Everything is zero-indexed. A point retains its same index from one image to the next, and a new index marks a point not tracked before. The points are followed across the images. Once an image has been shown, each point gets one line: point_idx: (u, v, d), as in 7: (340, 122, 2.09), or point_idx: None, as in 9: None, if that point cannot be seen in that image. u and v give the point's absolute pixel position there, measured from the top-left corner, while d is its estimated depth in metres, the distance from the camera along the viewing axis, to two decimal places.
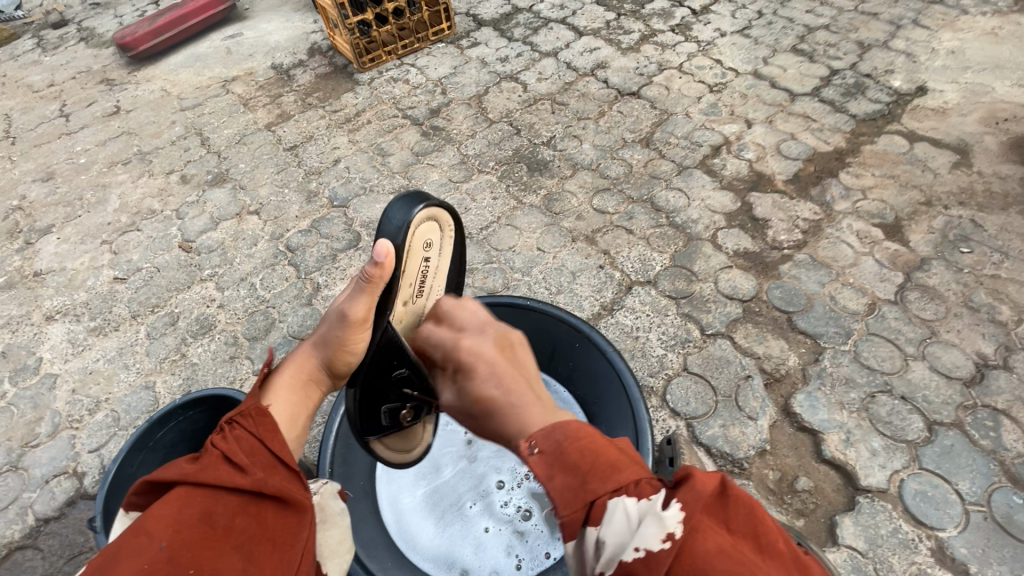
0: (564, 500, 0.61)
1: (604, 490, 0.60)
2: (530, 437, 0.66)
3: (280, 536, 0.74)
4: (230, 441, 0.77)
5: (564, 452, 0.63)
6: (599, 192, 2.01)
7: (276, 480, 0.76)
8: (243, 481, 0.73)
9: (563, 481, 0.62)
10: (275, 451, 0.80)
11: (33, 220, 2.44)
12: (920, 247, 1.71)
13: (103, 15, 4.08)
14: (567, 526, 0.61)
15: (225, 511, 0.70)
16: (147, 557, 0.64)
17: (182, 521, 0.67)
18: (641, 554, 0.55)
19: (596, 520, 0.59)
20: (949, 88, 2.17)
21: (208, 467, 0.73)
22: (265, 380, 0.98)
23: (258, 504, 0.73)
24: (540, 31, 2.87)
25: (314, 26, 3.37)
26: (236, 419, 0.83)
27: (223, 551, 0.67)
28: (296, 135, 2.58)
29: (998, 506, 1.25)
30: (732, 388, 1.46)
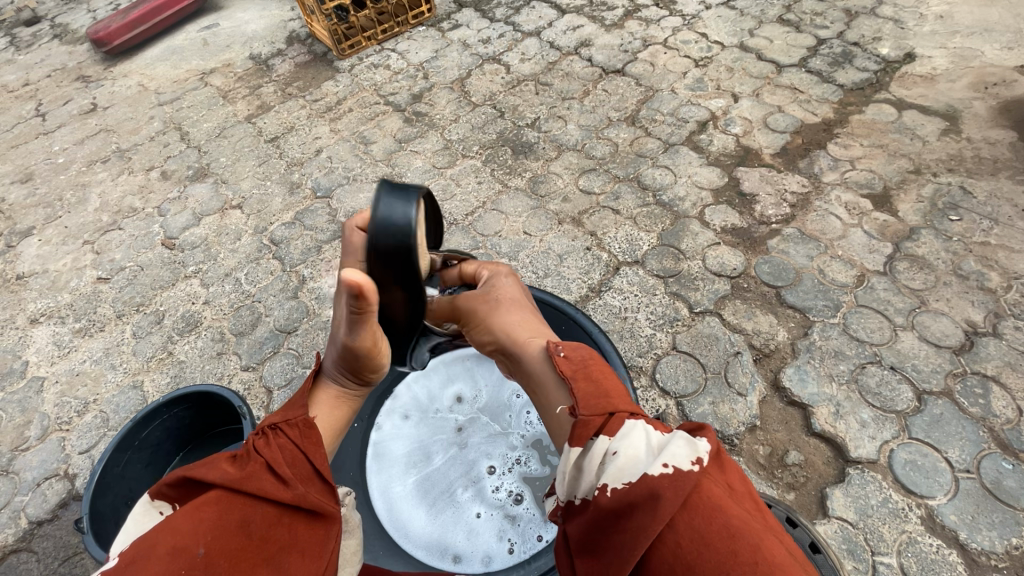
0: (586, 403, 0.74)
1: (623, 409, 0.73)
2: (560, 344, 0.87)
3: (312, 551, 0.69)
4: (275, 449, 0.73)
5: (587, 365, 0.82)
6: (585, 172, 1.98)
7: (314, 493, 0.72)
8: (285, 493, 0.69)
9: (586, 386, 0.77)
10: (317, 465, 0.76)
11: (13, 222, 2.40)
12: (910, 217, 1.69)
13: (76, 10, 3.98)
14: (581, 425, 0.71)
15: (263, 521, 0.65)
16: (183, 565, 0.57)
17: (220, 529, 0.62)
18: (669, 471, 0.61)
19: (612, 431, 0.69)
20: (937, 54, 2.14)
21: (252, 473, 0.68)
22: (307, 392, 0.88)
23: (295, 517, 0.68)
24: (522, 11, 2.81)
25: (292, 14, 3.29)
26: (281, 426, 0.78)
27: (259, 566, 0.62)
28: (277, 126, 2.53)
29: (987, 472, 1.25)
30: (722, 365, 1.46)
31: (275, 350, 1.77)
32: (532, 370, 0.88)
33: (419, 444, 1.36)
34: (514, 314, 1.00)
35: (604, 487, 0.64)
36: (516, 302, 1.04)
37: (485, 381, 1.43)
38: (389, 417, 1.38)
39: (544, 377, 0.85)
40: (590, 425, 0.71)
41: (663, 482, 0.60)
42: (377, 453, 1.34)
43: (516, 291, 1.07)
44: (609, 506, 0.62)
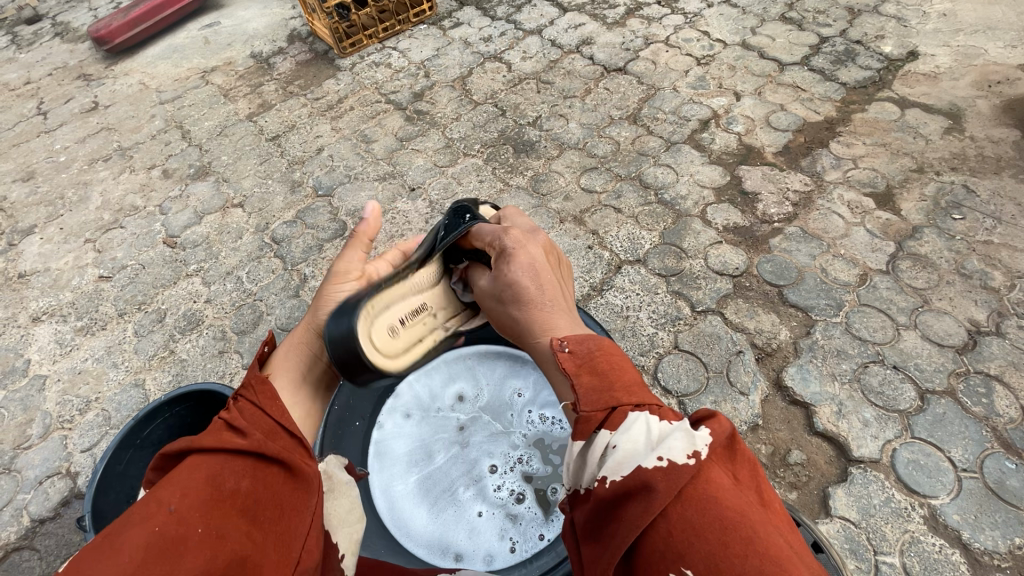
0: (587, 398, 0.71)
1: (627, 402, 0.69)
2: (566, 338, 0.81)
3: (286, 500, 0.71)
4: (234, 411, 0.77)
5: (594, 358, 0.77)
6: (586, 171, 1.98)
7: (277, 443, 0.75)
8: (243, 441, 0.71)
9: (590, 380, 0.73)
10: (276, 418, 0.79)
11: (15, 221, 2.40)
12: (912, 215, 1.68)
13: (77, 8, 3.98)
14: (582, 423, 0.69)
15: (232, 474, 0.67)
16: (157, 522, 0.59)
17: (190, 486, 0.63)
18: (663, 463, 0.59)
19: (613, 426, 0.67)
20: (940, 52, 2.13)
21: (212, 432, 0.71)
22: (264, 360, 1.01)
23: (264, 468, 0.71)
24: (523, 9, 2.80)
25: (293, 12, 3.29)
26: (239, 393, 0.82)
27: (232, 513, 0.64)
28: (278, 125, 2.52)
29: (990, 472, 1.25)
30: (724, 364, 1.45)
31: None
32: (543, 362, 0.86)
33: (420, 443, 1.36)
34: (526, 302, 0.92)
35: (602, 479, 0.63)
36: (532, 286, 0.93)
37: (486, 380, 1.43)
38: (391, 416, 1.39)
39: (550, 370, 0.82)
40: (591, 422, 0.68)
41: (656, 475, 0.59)
42: (379, 452, 1.34)
43: (529, 268, 0.95)
44: (607, 496, 0.62)
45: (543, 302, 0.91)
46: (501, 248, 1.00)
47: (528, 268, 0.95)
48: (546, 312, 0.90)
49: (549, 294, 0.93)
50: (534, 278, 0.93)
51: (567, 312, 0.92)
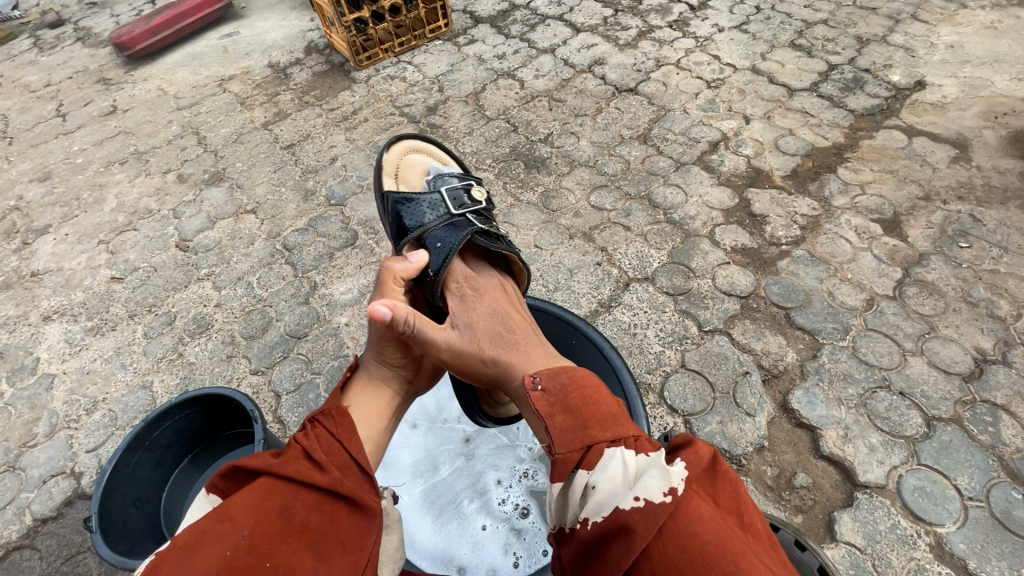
0: (563, 440, 0.86)
1: (602, 439, 0.85)
2: (538, 375, 0.97)
3: (348, 539, 0.81)
4: (312, 439, 0.88)
5: (568, 396, 0.91)
6: (597, 188, 2.01)
7: (348, 480, 0.86)
8: (321, 477, 0.83)
9: (563, 420, 0.88)
10: (351, 453, 0.90)
11: (30, 220, 2.43)
12: (919, 242, 1.70)
13: (100, 14, 4.07)
14: (560, 464, 0.85)
15: (300, 509, 0.79)
16: (230, 544, 0.73)
17: (263, 515, 0.77)
18: (640, 503, 0.73)
19: (591, 465, 0.82)
20: (947, 83, 2.17)
21: (290, 460, 0.84)
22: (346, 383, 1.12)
23: (331, 502, 0.83)
24: (537, 28, 2.86)
25: (311, 24, 3.36)
26: (318, 419, 0.93)
27: (300, 546, 0.76)
28: (293, 134, 2.57)
29: (997, 501, 1.24)
30: (730, 385, 1.46)
31: (285, 355, 1.78)
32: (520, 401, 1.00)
33: (426, 454, 1.36)
34: (504, 343, 1.06)
35: (585, 520, 0.79)
36: (501, 328, 1.10)
37: None
38: (397, 426, 1.40)
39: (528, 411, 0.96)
40: (567, 464, 0.84)
41: (635, 514, 0.73)
42: (385, 461, 1.36)
43: (495, 313, 1.14)
44: (589, 537, 0.77)
45: (514, 340, 1.07)
46: (465, 295, 1.19)
47: (492, 317, 1.12)
48: (518, 351, 1.05)
49: (519, 333, 1.10)
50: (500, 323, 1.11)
51: (533, 347, 1.06)
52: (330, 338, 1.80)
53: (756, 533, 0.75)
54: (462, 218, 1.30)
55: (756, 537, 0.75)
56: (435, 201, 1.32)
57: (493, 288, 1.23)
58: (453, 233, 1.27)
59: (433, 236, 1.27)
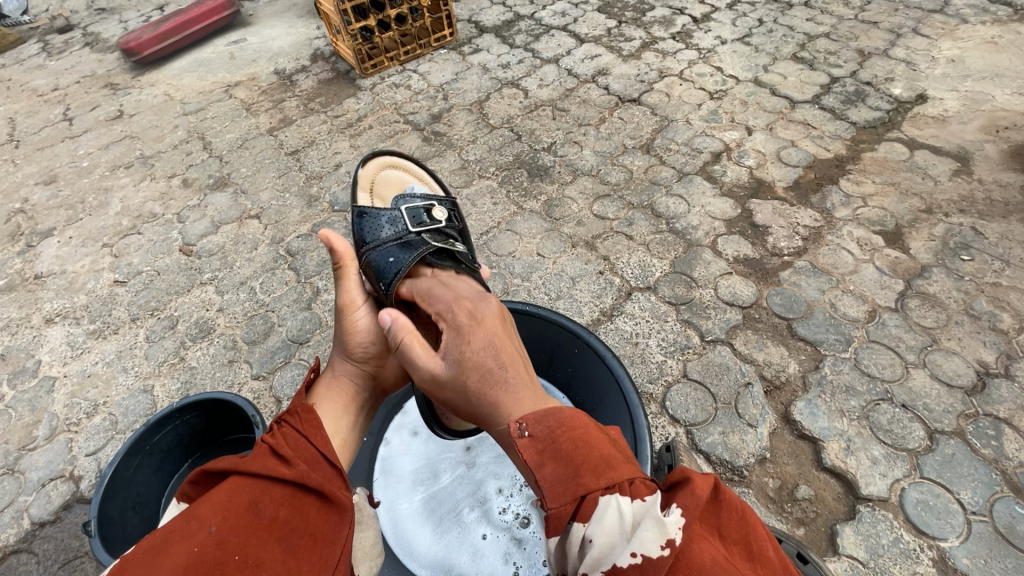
0: (555, 492, 0.80)
1: (596, 488, 0.79)
2: (524, 420, 0.88)
3: (319, 532, 0.82)
4: (278, 437, 0.89)
5: (556, 440, 0.84)
6: (599, 198, 2.02)
7: (317, 473, 0.87)
8: (288, 471, 0.84)
9: (555, 470, 0.82)
10: (319, 447, 0.91)
11: (35, 223, 2.44)
12: (921, 255, 1.70)
13: (108, 20, 4.11)
14: (554, 518, 0.80)
15: (270, 503, 0.79)
16: (198, 540, 0.72)
17: (231, 510, 0.76)
18: (638, 560, 0.72)
19: (585, 516, 0.77)
20: (949, 97, 2.18)
21: (258, 457, 0.84)
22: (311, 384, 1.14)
23: (300, 496, 0.83)
24: (541, 38, 2.89)
25: (317, 32, 3.39)
26: (285, 420, 0.95)
27: (269, 538, 0.76)
28: (298, 140, 2.58)
29: (1000, 516, 1.24)
30: (732, 396, 1.46)
31: (286, 361, 1.78)
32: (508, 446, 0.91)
33: (426, 462, 1.36)
34: (490, 381, 0.93)
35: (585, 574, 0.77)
36: (493, 362, 0.95)
37: None
38: (398, 433, 1.39)
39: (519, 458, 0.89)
40: (562, 518, 0.79)
41: (633, 570, 0.72)
42: (384, 469, 1.34)
43: (489, 345, 0.98)
44: None
45: (507, 377, 0.94)
46: (457, 323, 1.03)
47: (486, 348, 0.97)
48: (507, 390, 0.93)
49: (511, 368, 0.96)
50: (494, 355, 0.96)
51: (527, 386, 0.94)
52: (331, 344, 1.80)
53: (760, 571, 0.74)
54: (415, 238, 1.28)
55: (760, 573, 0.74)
56: (394, 218, 1.32)
57: (491, 313, 1.06)
58: (405, 252, 1.24)
59: (387, 252, 1.25)
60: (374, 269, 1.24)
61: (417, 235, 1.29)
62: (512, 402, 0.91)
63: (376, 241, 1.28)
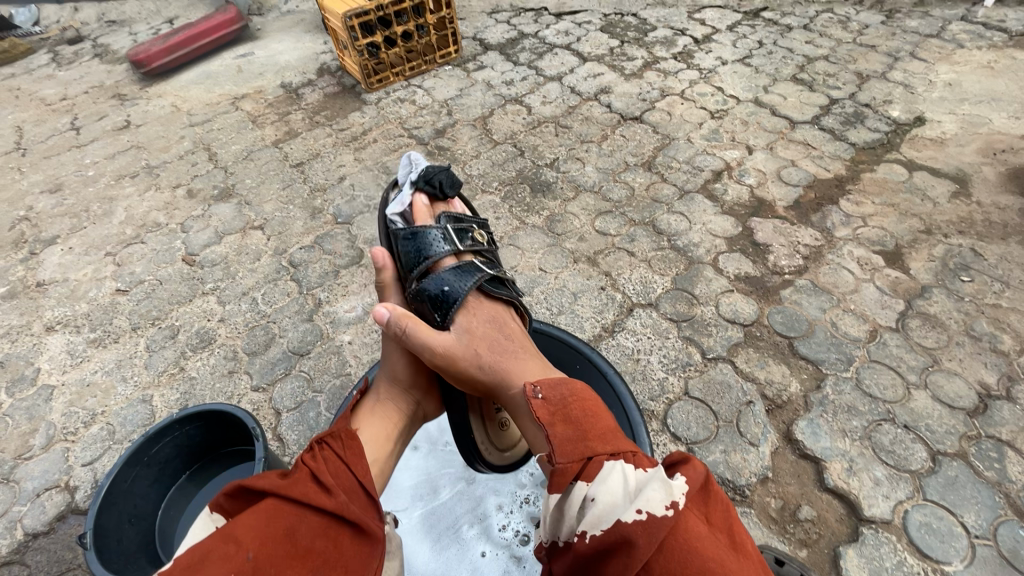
0: (565, 449, 0.85)
1: (602, 452, 0.84)
2: (538, 384, 0.97)
3: (351, 564, 0.81)
4: (320, 461, 0.89)
5: (567, 407, 0.92)
6: (602, 214, 2.03)
7: (353, 506, 0.87)
8: (329, 501, 0.84)
9: (564, 431, 0.88)
10: (359, 479, 0.92)
11: (39, 231, 2.45)
12: (921, 275, 1.71)
13: (118, 32, 4.18)
14: (559, 474, 0.83)
15: (308, 532, 0.79)
16: (236, 566, 0.70)
17: (269, 536, 0.75)
18: (643, 516, 0.73)
19: (590, 477, 0.81)
20: (947, 119, 2.21)
21: (300, 482, 0.83)
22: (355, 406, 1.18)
23: (336, 527, 0.82)
24: (545, 56, 2.94)
25: (324, 47, 3.45)
26: (326, 442, 0.95)
27: (301, 569, 0.74)
28: (303, 152, 2.61)
29: (1004, 540, 1.23)
30: (734, 414, 1.45)
31: (287, 372, 1.78)
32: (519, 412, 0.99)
33: (426, 477, 1.35)
34: (498, 350, 1.08)
35: (583, 534, 0.77)
36: (501, 338, 1.11)
37: None
38: None
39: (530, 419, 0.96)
40: (567, 474, 0.82)
41: (636, 526, 0.72)
42: (385, 483, 1.34)
43: (496, 323, 1.14)
44: (587, 550, 0.76)
45: (516, 351, 1.09)
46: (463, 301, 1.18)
47: (492, 325, 1.14)
48: (513, 357, 1.07)
49: (515, 341, 1.12)
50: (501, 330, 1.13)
51: (530, 360, 1.08)
52: (333, 356, 1.80)
53: (750, 557, 0.76)
54: (469, 263, 1.22)
55: (749, 556, 0.75)
56: (440, 237, 1.24)
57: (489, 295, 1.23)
58: (463, 278, 1.18)
59: (441, 278, 1.18)
60: (426, 296, 1.17)
61: (464, 260, 1.23)
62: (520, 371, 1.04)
63: (430, 260, 1.21)
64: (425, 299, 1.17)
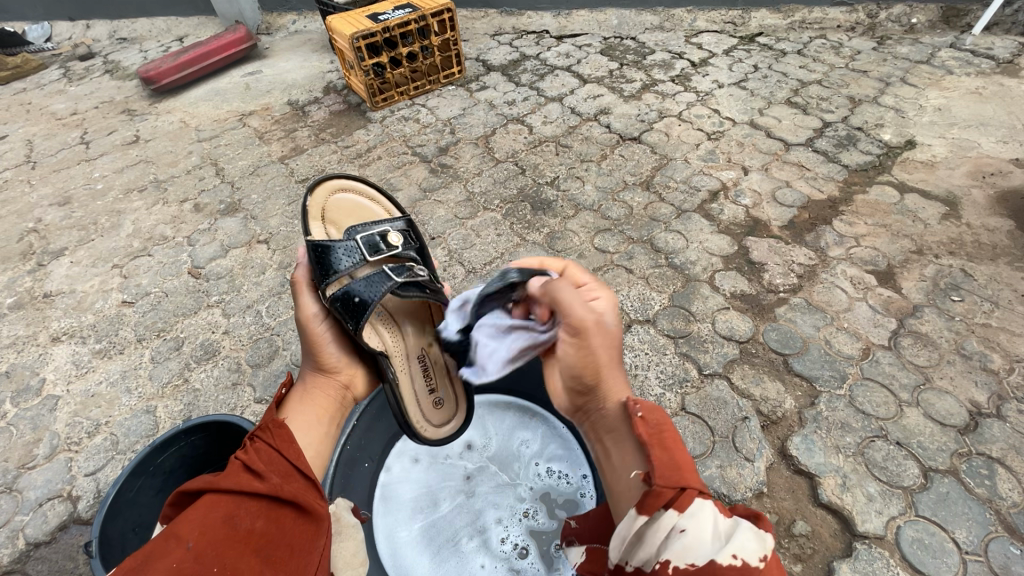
0: (660, 475, 0.89)
1: (689, 485, 0.88)
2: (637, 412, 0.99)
3: (294, 539, 0.88)
4: (251, 453, 0.94)
5: (662, 434, 0.97)
6: (600, 232, 2.08)
7: (291, 487, 0.93)
8: (263, 486, 0.89)
9: (664, 456, 0.92)
10: (291, 461, 0.97)
11: (47, 242, 2.49)
12: (912, 294, 1.75)
13: (129, 49, 4.28)
14: (653, 496, 0.87)
15: (246, 516, 0.84)
16: (177, 556, 0.75)
17: (207, 525, 0.80)
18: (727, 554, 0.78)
19: (681, 507, 0.85)
20: (937, 143, 2.27)
21: (232, 474, 0.88)
22: (282, 400, 1.17)
23: (277, 508, 0.89)
24: (546, 78, 3.02)
25: (330, 66, 3.53)
26: (256, 434, 1.00)
27: (245, 549, 0.81)
28: (309, 168, 2.67)
29: (995, 556, 1.25)
30: (729, 430, 1.48)
31: None
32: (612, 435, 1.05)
33: (427, 490, 1.37)
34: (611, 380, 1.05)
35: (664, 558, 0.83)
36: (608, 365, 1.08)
37: (495, 431, 1.46)
38: (399, 460, 1.41)
39: (628, 440, 1.00)
40: (661, 497, 0.86)
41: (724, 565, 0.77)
42: (384, 496, 1.36)
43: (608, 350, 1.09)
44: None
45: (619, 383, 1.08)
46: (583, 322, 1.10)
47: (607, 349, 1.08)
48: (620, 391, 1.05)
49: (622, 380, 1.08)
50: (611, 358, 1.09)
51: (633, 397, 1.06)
52: None
53: None
54: (379, 271, 1.29)
55: None
56: (349, 249, 1.30)
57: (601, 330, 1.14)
58: (373, 286, 1.26)
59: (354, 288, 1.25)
60: (341, 304, 1.23)
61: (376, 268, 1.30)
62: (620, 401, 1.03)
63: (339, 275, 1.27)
64: (341, 308, 1.23)
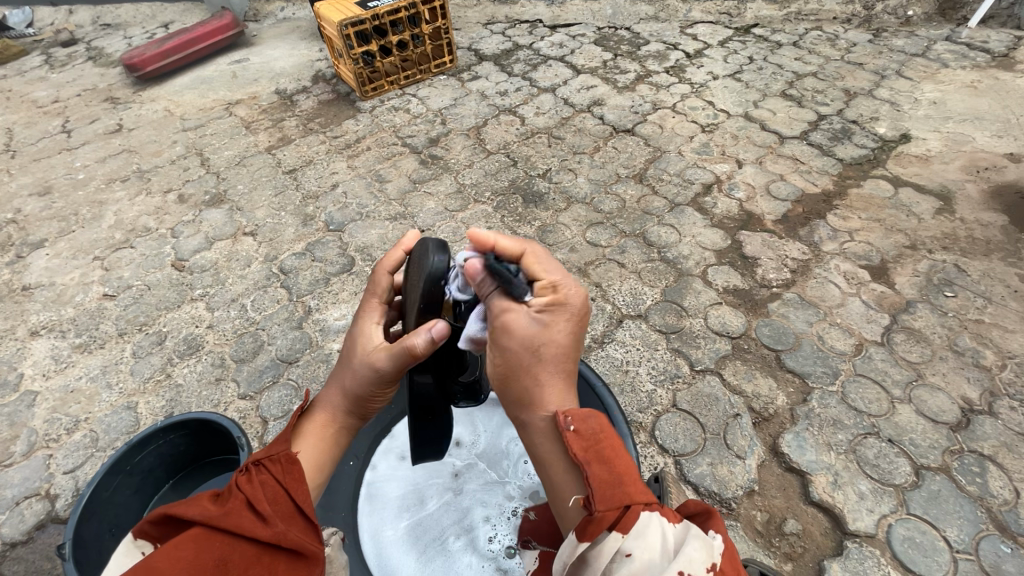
0: (601, 495, 0.69)
1: (639, 500, 0.69)
2: (569, 413, 0.75)
3: None
4: (256, 486, 0.75)
5: (598, 441, 0.73)
6: (592, 225, 2.05)
7: (295, 532, 0.74)
8: (265, 531, 0.70)
9: (601, 471, 0.70)
10: (297, 501, 0.78)
11: (26, 234, 2.43)
12: (906, 290, 1.74)
13: (113, 36, 4.17)
14: (594, 523, 0.67)
15: (240, 563, 0.67)
16: None
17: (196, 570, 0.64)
18: None
19: (626, 528, 0.66)
20: (931, 137, 2.26)
21: (233, 511, 0.70)
22: (294, 429, 0.93)
23: (274, 557, 0.70)
24: (539, 68, 2.97)
25: (319, 54, 3.46)
26: (264, 463, 0.81)
27: None
28: (296, 159, 2.61)
29: (986, 554, 1.24)
30: (721, 426, 1.46)
31: (274, 380, 1.76)
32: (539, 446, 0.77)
33: (414, 488, 1.34)
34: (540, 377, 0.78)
35: None
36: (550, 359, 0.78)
37: (483, 427, 1.45)
38: (385, 457, 1.37)
39: (560, 457, 0.75)
40: (602, 522, 0.66)
41: None
42: (369, 495, 1.31)
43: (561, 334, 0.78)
44: None
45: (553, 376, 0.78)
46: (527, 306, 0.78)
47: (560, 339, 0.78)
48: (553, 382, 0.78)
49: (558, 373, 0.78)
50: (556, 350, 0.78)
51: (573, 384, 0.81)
52: (321, 365, 1.79)
53: None
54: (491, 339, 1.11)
55: None
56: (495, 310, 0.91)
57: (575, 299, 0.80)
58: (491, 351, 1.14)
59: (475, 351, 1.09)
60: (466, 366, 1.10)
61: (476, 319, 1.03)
62: (528, 408, 0.78)
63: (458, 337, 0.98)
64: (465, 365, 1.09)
